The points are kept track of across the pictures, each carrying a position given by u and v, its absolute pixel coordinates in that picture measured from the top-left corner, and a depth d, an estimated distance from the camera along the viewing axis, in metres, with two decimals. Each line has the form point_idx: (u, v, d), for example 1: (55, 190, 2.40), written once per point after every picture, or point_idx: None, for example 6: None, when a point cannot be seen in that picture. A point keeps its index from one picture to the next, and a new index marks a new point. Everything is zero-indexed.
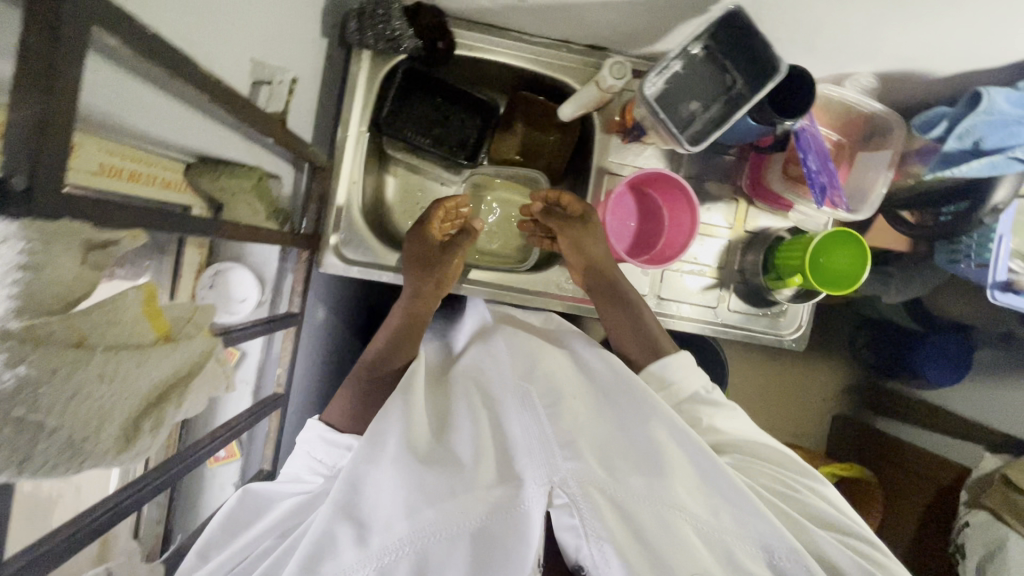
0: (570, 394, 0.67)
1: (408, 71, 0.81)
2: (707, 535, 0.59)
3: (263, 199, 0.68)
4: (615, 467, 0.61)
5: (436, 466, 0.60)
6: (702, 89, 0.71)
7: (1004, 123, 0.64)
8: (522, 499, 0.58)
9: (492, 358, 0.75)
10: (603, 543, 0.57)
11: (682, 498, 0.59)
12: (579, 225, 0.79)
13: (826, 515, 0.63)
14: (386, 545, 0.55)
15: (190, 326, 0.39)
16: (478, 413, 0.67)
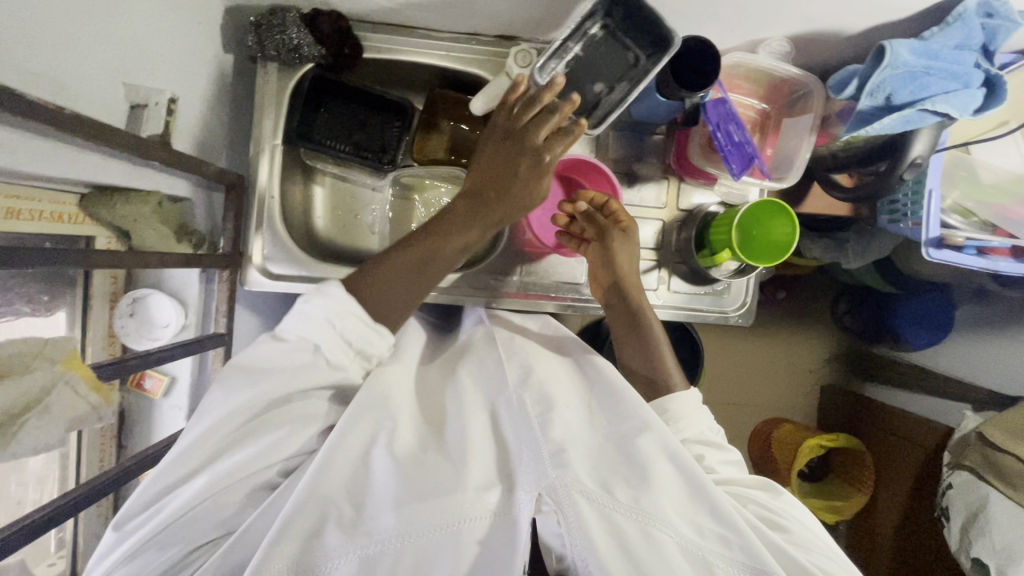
0: (561, 403, 0.67)
1: (317, 79, 0.80)
2: (689, 549, 0.56)
3: (168, 223, 0.68)
4: (606, 478, 0.59)
5: (423, 467, 0.59)
6: (606, 69, 0.70)
7: (910, 75, 0.62)
8: (511, 506, 0.57)
9: (482, 365, 0.74)
10: (586, 555, 0.55)
11: (669, 511, 0.57)
12: (620, 237, 0.78)
13: (814, 555, 0.61)
14: (368, 540, 0.54)
15: (29, 363, 0.42)
16: (469, 415, 0.66)
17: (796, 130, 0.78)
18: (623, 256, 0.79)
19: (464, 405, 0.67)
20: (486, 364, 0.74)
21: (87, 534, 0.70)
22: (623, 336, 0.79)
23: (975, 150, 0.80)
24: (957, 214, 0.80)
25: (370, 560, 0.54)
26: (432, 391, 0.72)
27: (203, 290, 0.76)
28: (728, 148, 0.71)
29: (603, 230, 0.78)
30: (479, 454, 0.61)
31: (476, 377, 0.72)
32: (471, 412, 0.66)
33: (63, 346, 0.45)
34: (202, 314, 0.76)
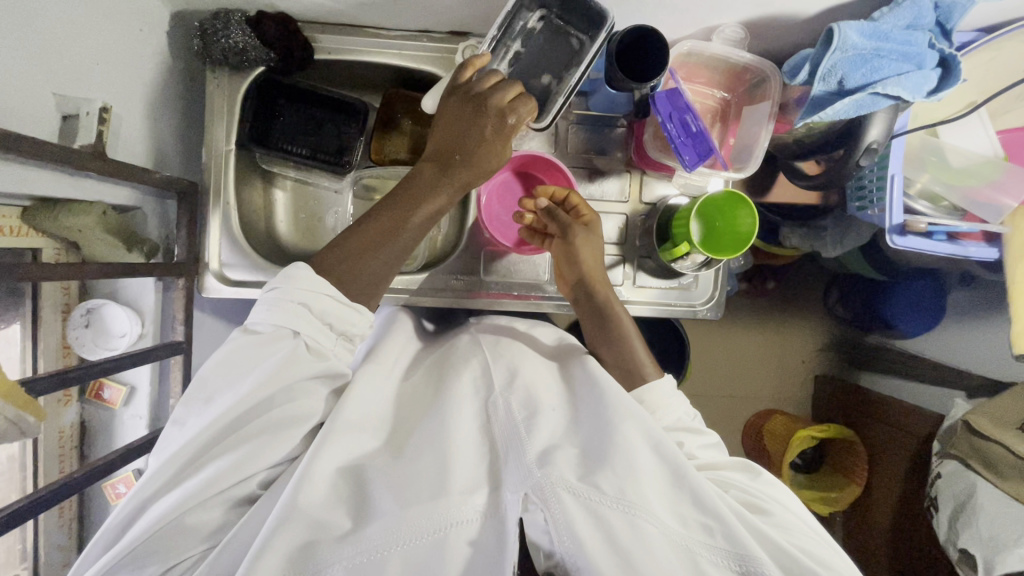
0: (547, 404, 0.66)
1: (269, 83, 0.79)
2: (676, 543, 0.55)
3: (116, 233, 0.68)
4: (590, 472, 0.58)
5: (406, 469, 0.58)
6: (550, 62, 0.71)
7: (860, 58, 0.60)
8: (498, 505, 0.56)
9: (464, 363, 0.73)
10: (576, 552, 0.54)
11: (654, 505, 0.56)
12: (581, 230, 0.77)
13: (802, 539, 0.60)
14: (354, 549, 0.53)
15: None
16: (449, 411, 0.63)
17: (754, 118, 0.76)
18: (586, 251, 0.77)
19: (445, 400, 0.65)
20: (467, 364, 0.72)
21: (49, 545, 0.70)
22: (595, 334, 0.77)
23: (944, 131, 0.77)
24: (926, 199, 0.78)
25: (355, 571, 0.52)
26: (413, 390, 0.71)
27: (160, 298, 0.76)
28: (680, 140, 0.69)
29: (565, 229, 0.77)
30: (464, 451, 0.59)
31: (456, 374, 0.71)
32: (453, 407, 0.64)
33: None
34: (160, 322, 0.76)
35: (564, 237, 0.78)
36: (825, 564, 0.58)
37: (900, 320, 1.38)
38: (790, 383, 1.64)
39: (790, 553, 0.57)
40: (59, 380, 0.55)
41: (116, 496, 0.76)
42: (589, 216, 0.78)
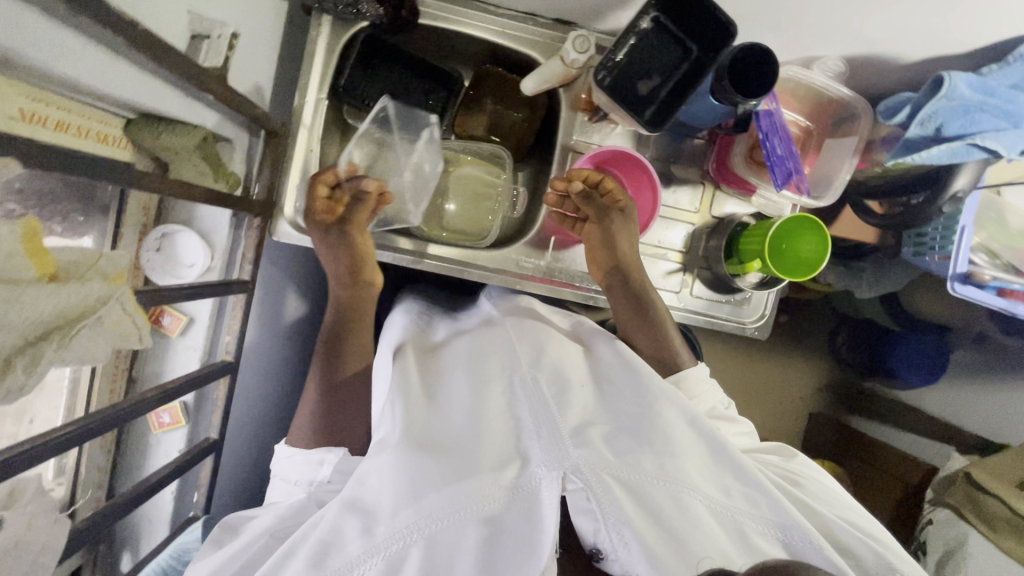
0: (576, 381, 0.67)
1: (371, 39, 0.79)
2: (720, 513, 0.58)
3: (209, 160, 0.66)
4: (621, 448, 0.60)
5: (436, 453, 0.59)
6: (657, 64, 0.69)
7: (964, 108, 0.63)
8: (531, 480, 0.57)
9: (494, 338, 0.75)
10: (621, 527, 0.56)
11: (693, 477, 0.59)
12: (618, 217, 0.79)
13: (838, 503, 0.64)
14: (393, 533, 0.56)
15: (90, 273, 0.38)
16: (480, 391, 0.65)
17: (840, 151, 0.79)
18: (622, 239, 0.79)
19: (474, 380, 0.67)
20: (498, 346, 0.73)
21: (88, 465, 0.69)
22: (628, 315, 0.79)
23: (1008, 193, 0.81)
24: (984, 253, 0.80)
25: (395, 560, 0.55)
26: (440, 368, 0.72)
27: (231, 234, 0.75)
28: (773, 160, 0.72)
29: (604, 211, 0.79)
30: (495, 428, 0.61)
31: (484, 352, 0.73)
32: (479, 387, 0.66)
33: (119, 262, 0.40)
34: (228, 259, 0.75)
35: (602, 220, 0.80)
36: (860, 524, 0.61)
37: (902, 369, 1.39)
38: (784, 416, 1.65)
39: (825, 515, 0.60)
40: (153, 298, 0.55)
41: (156, 426, 0.75)
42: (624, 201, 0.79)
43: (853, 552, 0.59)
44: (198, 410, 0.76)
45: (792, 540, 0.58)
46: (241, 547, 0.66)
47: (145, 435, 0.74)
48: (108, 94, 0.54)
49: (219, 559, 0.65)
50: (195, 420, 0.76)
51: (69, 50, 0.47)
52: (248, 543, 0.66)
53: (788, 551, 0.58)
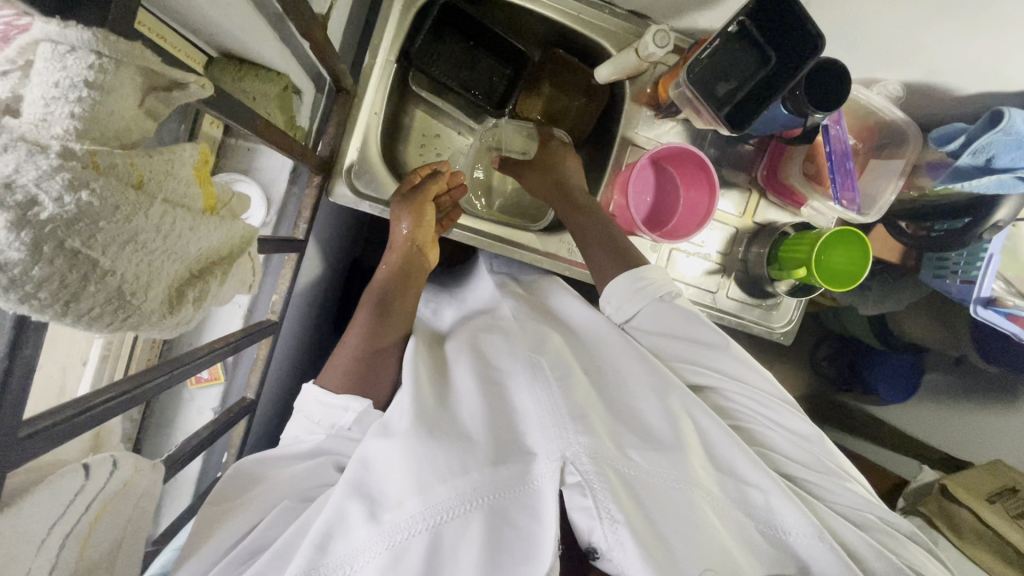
0: (578, 370, 0.65)
1: (446, 7, 0.77)
2: (725, 518, 0.58)
3: (286, 110, 0.63)
4: (626, 444, 0.58)
5: (443, 441, 0.57)
6: (737, 66, 0.71)
7: (1017, 144, 0.67)
8: (535, 477, 0.55)
9: (499, 325, 0.74)
10: (617, 527, 0.53)
11: (698, 474, 0.58)
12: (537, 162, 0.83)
13: (833, 493, 0.64)
14: (398, 524, 0.53)
15: (226, 210, 0.36)
16: (486, 384, 0.64)
17: (886, 172, 0.82)
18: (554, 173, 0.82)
19: (479, 371, 0.66)
20: (502, 338, 0.71)
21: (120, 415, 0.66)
22: (592, 238, 0.76)
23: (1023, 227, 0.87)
24: (1000, 280, 0.86)
25: (398, 551, 0.53)
26: (447, 362, 0.71)
27: (289, 190, 0.72)
28: None
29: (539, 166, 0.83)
30: (503, 425, 0.60)
31: (490, 344, 0.71)
32: (486, 378, 0.65)
33: (244, 206, 0.38)
34: (282, 214, 0.72)
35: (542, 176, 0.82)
36: (846, 512, 0.63)
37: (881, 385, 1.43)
38: None
39: (825, 512, 0.61)
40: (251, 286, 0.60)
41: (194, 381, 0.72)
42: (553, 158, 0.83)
43: (853, 551, 0.60)
44: (237, 367, 0.73)
45: (793, 537, 0.58)
46: (251, 516, 0.63)
47: (180, 389, 0.71)
48: (213, 28, 0.51)
49: (232, 524, 0.62)
50: (233, 379, 0.73)
51: None
52: (265, 507, 0.64)
53: (789, 551, 0.58)
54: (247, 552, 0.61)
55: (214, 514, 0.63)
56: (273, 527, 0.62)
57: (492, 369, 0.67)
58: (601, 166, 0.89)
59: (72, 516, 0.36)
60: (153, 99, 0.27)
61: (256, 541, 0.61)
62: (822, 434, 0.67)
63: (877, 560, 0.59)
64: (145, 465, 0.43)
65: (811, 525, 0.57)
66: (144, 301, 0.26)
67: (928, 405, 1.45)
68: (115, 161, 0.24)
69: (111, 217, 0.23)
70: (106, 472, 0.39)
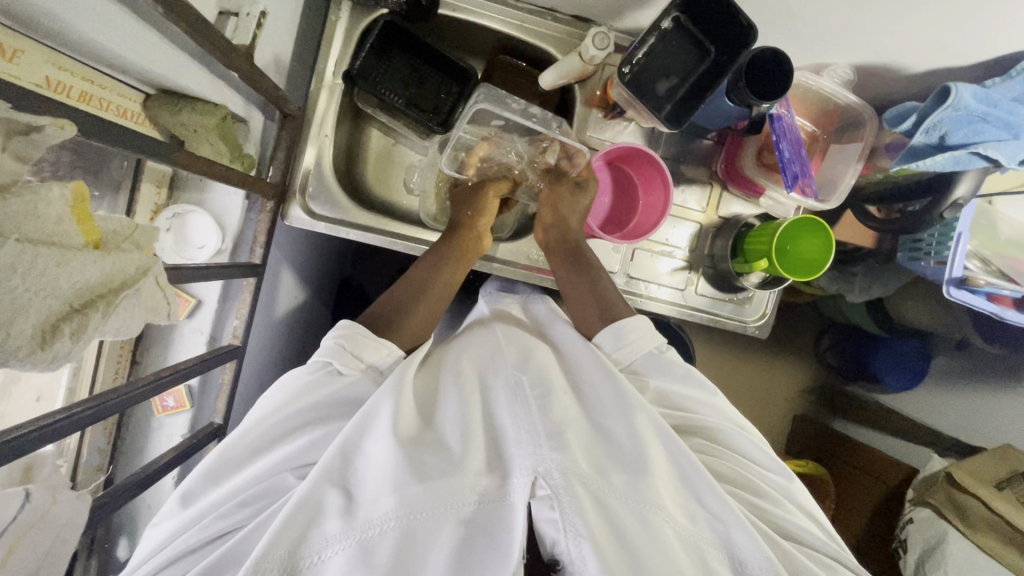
0: (559, 386, 0.65)
1: (389, 26, 0.79)
2: (685, 539, 0.56)
3: (227, 140, 0.65)
4: (600, 465, 0.58)
5: (425, 450, 0.56)
6: (676, 62, 0.70)
7: (969, 119, 0.65)
8: (509, 493, 0.55)
9: (484, 342, 0.73)
10: (581, 540, 0.52)
11: (662, 498, 0.56)
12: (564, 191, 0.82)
13: (800, 531, 0.61)
14: (370, 520, 0.51)
15: (127, 244, 0.37)
16: (469, 397, 0.63)
17: (845, 156, 0.81)
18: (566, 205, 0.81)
19: (463, 385, 0.65)
20: (495, 353, 0.70)
21: (88, 445, 0.68)
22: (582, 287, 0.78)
23: (998, 202, 0.84)
24: (976, 259, 0.83)
25: (367, 545, 0.50)
26: (433, 372, 0.69)
27: (243, 216, 0.74)
28: (784, 163, 0.74)
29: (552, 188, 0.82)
30: (480, 437, 0.59)
31: (476, 358, 0.70)
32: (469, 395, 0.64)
33: (152, 237, 0.39)
34: (238, 241, 0.74)
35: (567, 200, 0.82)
36: (811, 552, 0.61)
37: (883, 371, 1.38)
38: (768, 416, 1.66)
39: (790, 551, 0.58)
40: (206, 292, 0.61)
41: (161, 408, 0.74)
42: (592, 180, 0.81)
43: None
44: (204, 393, 0.75)
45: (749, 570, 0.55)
46: (236, 490, 0.57)
47: (148, 417, 0.73)
48: (138, 66, 0.53)
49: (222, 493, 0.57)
50: (201, 404, 0.75)
51: (107, 19, 0.46)
52: (254, 481, 0.57)
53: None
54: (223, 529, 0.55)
55: (211, 480, 0.58)
56: (251, 506, 0.56)
57: (478, 386, 0.66)
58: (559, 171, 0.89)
59: None
60: (16, 143, 0.29)
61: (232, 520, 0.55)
62: (792, 474, 0.66)
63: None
64: (64, 496, 0.46)
65: (773, 561, 0.55)
66: (7, 337, 0.28)
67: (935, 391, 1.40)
68: None
69: None
70: (18, 503, 0.43)
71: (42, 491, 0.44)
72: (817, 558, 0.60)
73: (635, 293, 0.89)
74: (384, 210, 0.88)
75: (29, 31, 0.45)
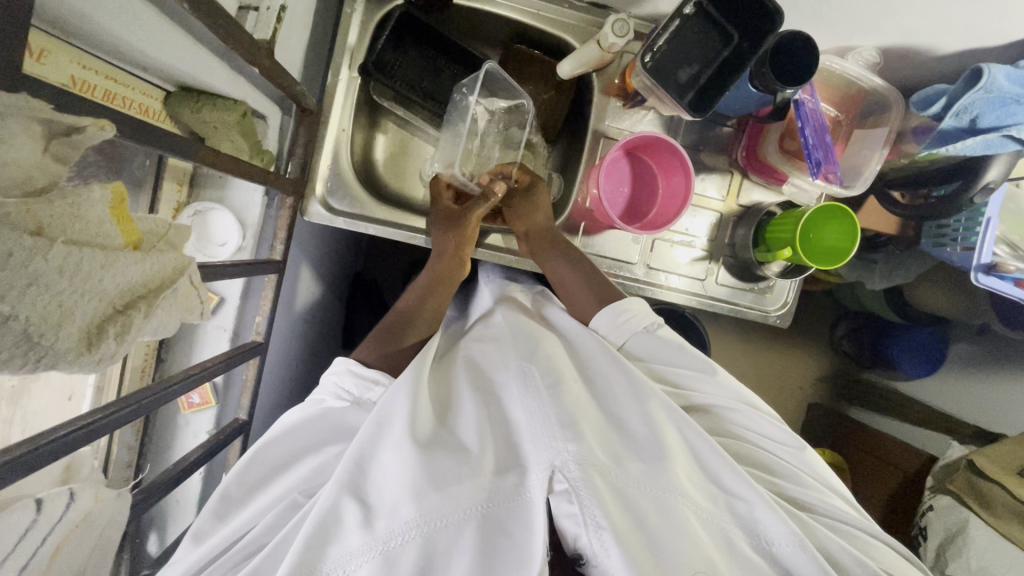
0: (570, 377, 0.64)
1: (405, 17, 0.78)
2: (707, 520, 0.56)
3: (247, 136, 0.65)
4: (617, 452, 0.57)
5: (441, 450, 0.56)
6: (701, 48, 0.69)
7: (1003, 101, 0.63)
8: (528, 488, 0.55)
9: (492, 338, 0.74)
10: (603, 532, 0.52)
11: (682, 482, 0.56)
12: (519, 193, 0.80)
13: (819, 506, 0.62)
14: (390, 531, 0.51)
15: (162, 244, 0.37)
16: (481, 398, 0.64)
17: (869, 142, 0.79)
18: (527, 209, 0.80)
19: (473, 385, 0.66)
20: (501, 347, 0.71)
21: (118, 444, 0.69)
22: (571, 281, 0.77)
23: None
24: (1004, 244, 0.82)
25: (391, 555, 0.50)
26: (447, 370, 0.71)
27: (263, 213, 0.74)
28: (809, 149, 0.72)
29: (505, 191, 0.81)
30: (493, 435, 0.59)
31: (484, 356, 0.71)
32: (481, 393, 0.65)
33: (185, 237, 0.39)
34: (259, 238, 0.74)
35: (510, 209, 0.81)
36: (829, 523, 0.62)
37: (901, 358, 1.37)
38: (783, 405, 1.65)
39: (813, 525, 0.59)
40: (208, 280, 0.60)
41: (187, 406, 0.75)
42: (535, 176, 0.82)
43: (840, 563, 0.58)
44: (227, 390, 0.76)
45: (775, 545, 0.56)
46: (260, 510, 0.61)
47: (174, 415, 0.73)
48: (162, 65, 0.53)
49: (246, 515, 0.62)
50: (224, 401, 0.76)
51: (133, 18, 0.46)
52: (275, 500, 0.61)
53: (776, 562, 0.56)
54: (246, 551, 0.59)
55: (240, 498, 0.63)
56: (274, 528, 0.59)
57: (488, 383, 0.67)
58: (576, 162, 0.88)
59: (30, 545, 0.41)
60: (57, 145, 0.29)
61: (260, 536, 0.59)
62: (802, 443, 0.66)
63: (858, 568, 0.57)
64: (106, 494, 0.46)
65: (797, 535, 0.56)
66: (54, 340, 0.28)
67: (953, 377, 1.39)
68: (8, 211, 0.26)
69: (5, 263, 0.25)
70: (63, 503, 0.43)
71: (82, 491, 0.45)
72: (841, 532, 0.61)
73: (655, 283, 0.88)
74: (400, 203, 0.87)
75: (56, 30, 0.45)
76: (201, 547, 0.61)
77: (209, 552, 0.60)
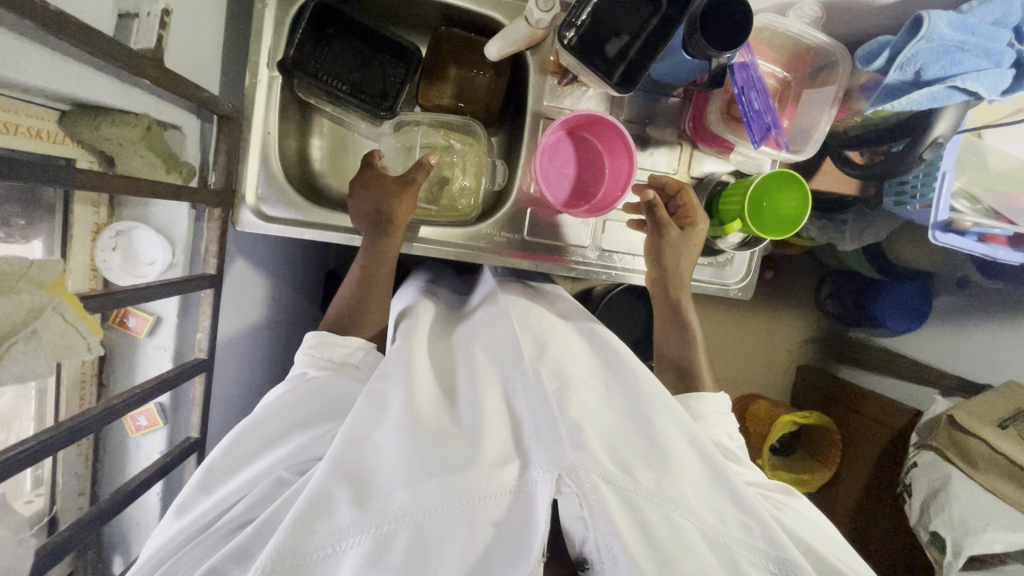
0: (579, 378, 0.59)
1: (321, 7, 0.74)
2: (711, 539, 0.51)
3: (157, 150, 0.62)
4: (623, 458, 0.53)
5: (442, 440, 0.53)
6: (630, 18, 0.66)
7: (945, 49, 0.60)
8: (530, 483, 0.51)
9: (492, 321, 0.70)
10: (609, 539, 0.49)
11: (688, 495, 0.52)
12: (676, 232, 0.77)
13: (837, 555, 0.57)
14: (383, 514, 0.48)
15: (23, 282, 0.42)
16: (486, 386, 0.59)
17: (816, 103, 0.75)
18: (676, 252, 0.77)
19: (477, 374, 0.61)
20: (499, 333, 0.67)
21: (65, 474, 0.68)
22: (669, 331, 0.79)
23: (987, 134, 0.80)
24: (964, 198, 0.79)
25: (382, 539, 0.47)
26: (447, 363, 0.67)
27: (191, 227, 0.73)
28: (750, 116, 0.68)
29: (660, 228, 0.77)
30: (495, 425, 0.55)
31: (487, 344, 0.66)
32: (485, 382, 0.60)
33: (51, 270, 0.44)
34: (190, 253, 0.73)
35: (657, 232, 0.77)
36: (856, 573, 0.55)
37: (885, 316, 1.34)
38: (770, 370, 1.63)
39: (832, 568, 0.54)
40: (116, 300, 0.56)
41: (136, 428, 0.75)
42: (700, 212, 0.78)
43: None
44: (176, 411, 0.75)
45: None
46: (243, 485, 0.57)
47: (125, 440, 0.74)
48: (37, 86, 0.51)
49: (236, 484, 0.57)
50: (174, 420, 0.75)
51: None
52: (257, 476, 0.57)
53: None
54: (229, 529, 0.55)
55: (230, 469, 0.59)
56: (264, 502, 0.55)
57: (496, 369, 0.62)
58: (520, 146, 0.85)
59: None
60: None
61: (244, 512, 0.55)
62: (829, 527, 0.62)
63: None
64: None
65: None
66: None
67: (936, 332, 1.37)
68: None
69: None
70: None
71: None
72: None
73: (610, 264, 0.86)
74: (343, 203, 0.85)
75: None
76: (185, 517, 0.57)
77: (192, 524, 0.56)
